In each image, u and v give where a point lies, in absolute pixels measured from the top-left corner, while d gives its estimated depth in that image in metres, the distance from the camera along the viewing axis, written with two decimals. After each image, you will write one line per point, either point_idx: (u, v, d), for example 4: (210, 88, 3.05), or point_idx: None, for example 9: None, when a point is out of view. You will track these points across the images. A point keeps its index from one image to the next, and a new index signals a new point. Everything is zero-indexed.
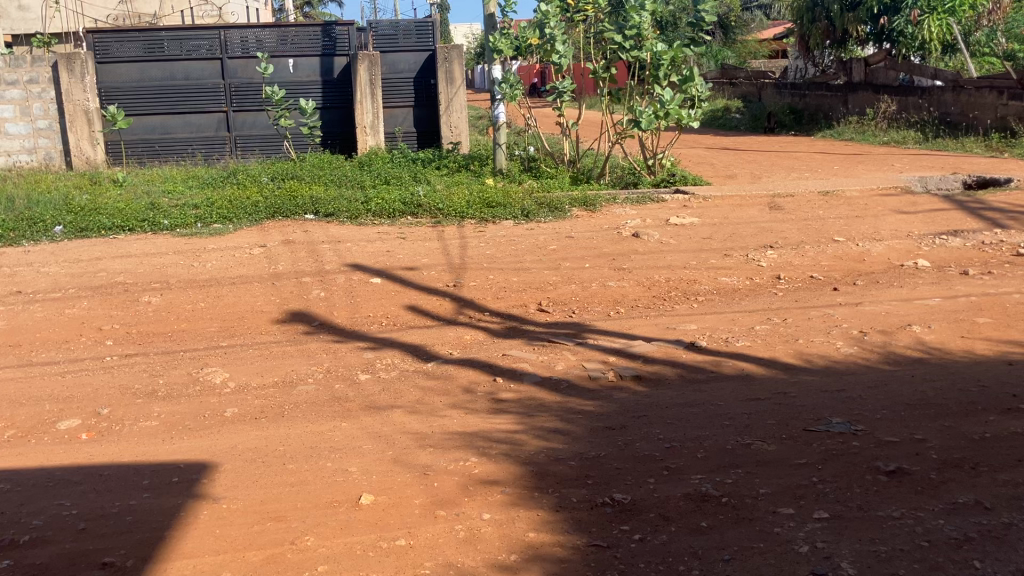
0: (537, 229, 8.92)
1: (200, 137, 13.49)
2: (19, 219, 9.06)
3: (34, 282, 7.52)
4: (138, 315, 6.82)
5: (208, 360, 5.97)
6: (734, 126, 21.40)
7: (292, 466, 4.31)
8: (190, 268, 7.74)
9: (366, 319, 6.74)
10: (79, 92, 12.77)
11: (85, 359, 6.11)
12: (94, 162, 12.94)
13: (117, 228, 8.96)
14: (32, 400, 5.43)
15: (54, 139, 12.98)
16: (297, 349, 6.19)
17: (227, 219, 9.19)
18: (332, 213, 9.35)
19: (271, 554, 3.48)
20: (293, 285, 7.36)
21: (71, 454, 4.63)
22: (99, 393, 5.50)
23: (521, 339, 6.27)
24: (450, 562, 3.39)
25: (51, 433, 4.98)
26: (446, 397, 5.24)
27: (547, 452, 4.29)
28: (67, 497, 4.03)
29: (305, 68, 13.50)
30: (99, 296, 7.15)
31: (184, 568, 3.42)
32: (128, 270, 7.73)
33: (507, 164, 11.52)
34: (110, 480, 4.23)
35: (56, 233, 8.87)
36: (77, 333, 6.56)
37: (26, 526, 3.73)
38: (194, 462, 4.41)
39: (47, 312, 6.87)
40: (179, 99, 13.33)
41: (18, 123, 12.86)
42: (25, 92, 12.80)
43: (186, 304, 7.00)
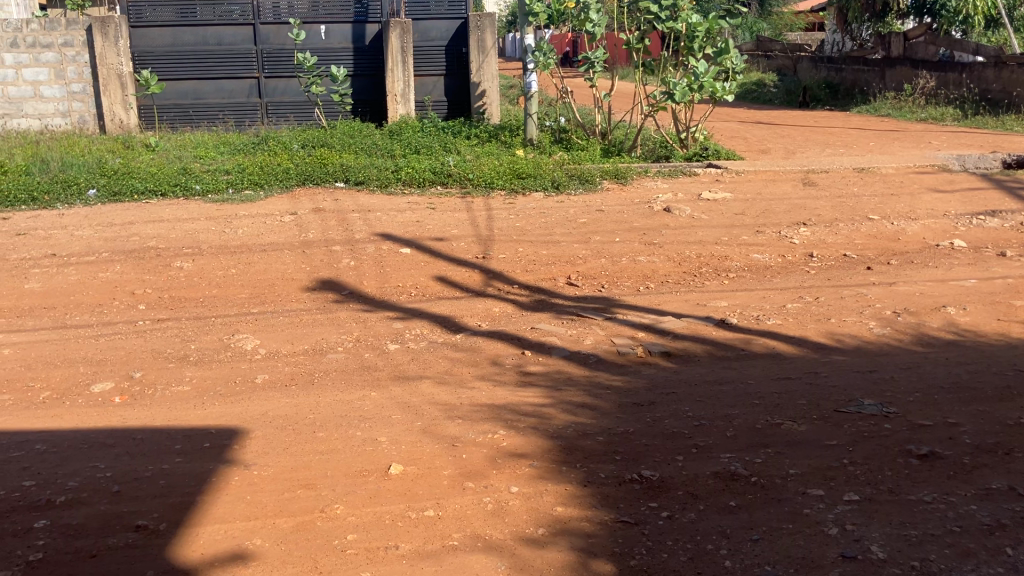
0: (567, 201, 8.88)
1: (232, 103, 13.51)
2: (54, 182, 9.13)
3: (69, 245, 7.60)
4: (170, 280, 6.88)
5: (238, 327, 6.01)
6: (768, 99, 20.97)
7: (322, 434, 4.34)
8: (221, 234, 7.79)
9: (395, 289, 6.76)
10: (113, 55, 12.81)
11: (119, 323, 6.18)
12: (127, 125, 13.01)
13: (149, 193, 9.03)
14: (67, 361, 5.51)
15: (88, 103, 13.06)
16: (327, 317, 6.21)
17: (258, 185, 9.22)
18: (362, 181, 9.34)
19: (302, 521, 3.53)
20: (323, 253, 7.38)
21: (106, 416, 4.70)
22: (133, 357, 5.56)
23: (549, 312, 6.26)
24: (479, 534, 3.41)
25: (86, 395, 5.07)
26: (474, 369, 5.24)
27: (575, 427, 4.28)
28: (102, 460, 4.09)
29: (337, 35, 13.44)
30: (132, 261, 7.20)
31: (215, 532, 3.47)
32: (161, 235, 7.79)
33: (538, 135, 11.42)
34: (143, 443, 4.28)
35: (90, 197, 8.95)
36: (111, 296, 6.63)
37: (61, 487, 3.80)
38: (226, 428, 4.46)
39: (82, 275, 6.94)
40: (212, 64, 13.35)
41: (53, 86, 12.94)
42: (60, 55, 12.87)
43: (218, 270, 7.05)
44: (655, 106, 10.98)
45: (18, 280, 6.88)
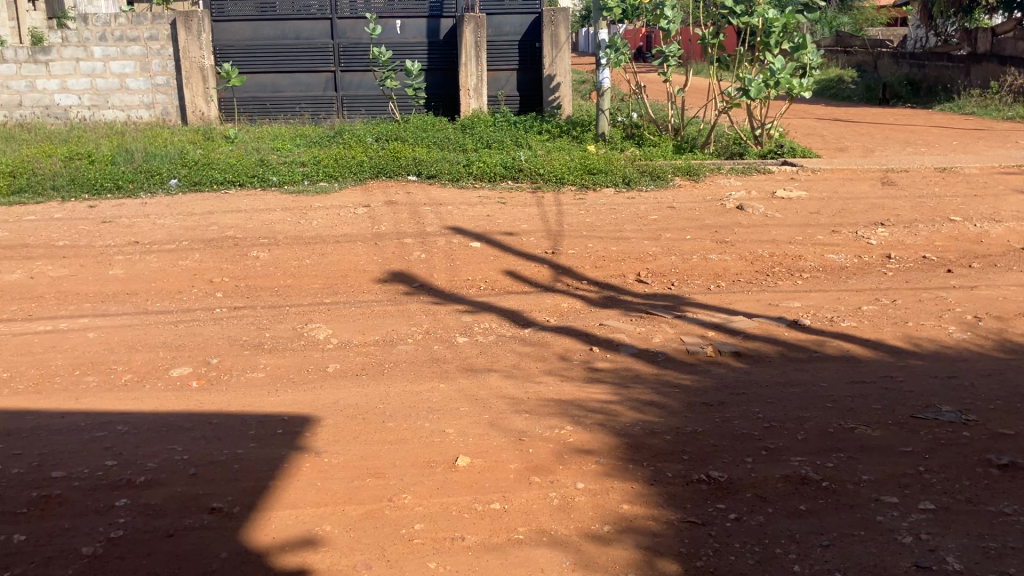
0: (639, 197, 8.82)
1: (309, 96, 13.74)
2: (137, 171, 9.41)
3: (151, 233, 7.83)
4: (247, 269, 7.04)
5: (311, 317, 6.12)
6: (847, 95, 20.50)
7: (391, 424, 4.40)
8: (296, 225, 7.94)
9: (464, 282, 6.81)
10: (195, 49, 13.16)
11: (197, 310, 6.35)
12: (208, 118, 13.37)
13: (228, 183, 9.25)
14: (148, 346, 5.70)
15: (171, 95, 13.43)
16: (397, 309, 6.29)
17: (332, 177, 9.37)
18: (434, 175, 9.43)
19: (370, 509, 3.60)
20: (394, 245, 7.48)
21: (183, 401, 4.85)
22: (210, 343, 5.72)
23: (618, 309, 6.23)
24: (544, 529, 3.43)
25: (165, 379, 5.23)
26: (542, 364, 5.25)
27: (643, 425, 4.26)
28: (180, 443, 4.22)
29: (411, 29, 13.56)
30: (211, 249, 7.39)
31: (286, 518, 3.56)
32: (239, 225, 7.97)
33: (610, 130, 11.36)
34: (218, 428, 4.40)
35: (171, 187, 9.22)
36: (190, 283, 6.82)
37: (141, 468, 3.95)
38: (298, 415, 4.55)
39: (163, 262, 7.16)
40: (289, 58, 13.58)
41: (138, 79, 13.33)
42: (145, 48, 13.25)
43: (293, 260, 7.19)
44: (729, 102, 10.81)
45: (102, 266, 7.13)
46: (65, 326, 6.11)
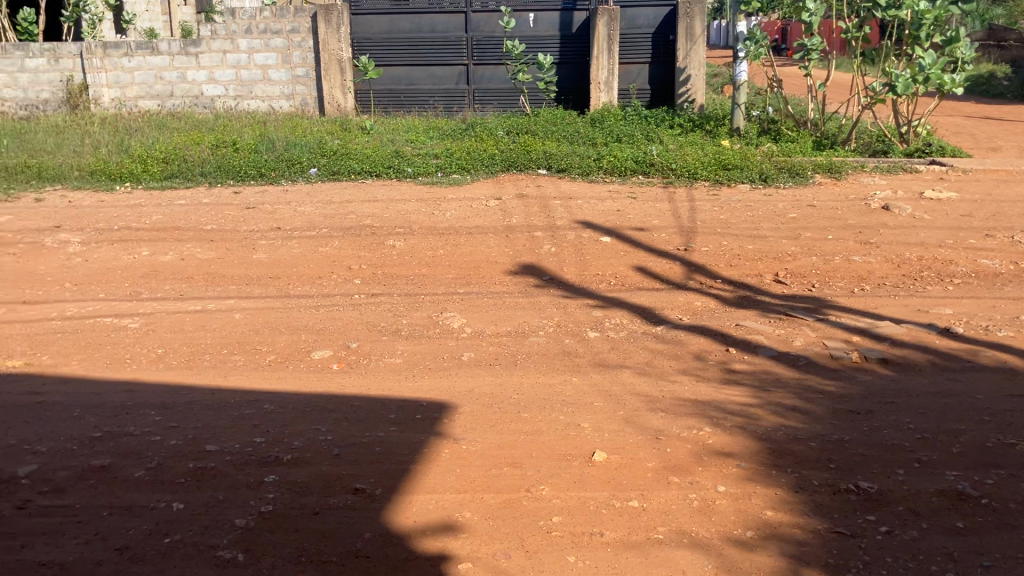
0: (776, 195, 8.57)
1: (442, 89, 13.97)
2: (279, 160, 9.77)
3: (292, 220, 8.11)
4: (383, 257, 7.20)
5: (445, 306, 6.21)
6: (1000, 92, 19.38)
7: (527, 415, 4.41)
8: (430, 216, 8.07)
9: (595, 277, 6.77)
10: (334, 42, 13.54)
11: (336, 296, 6.53)
12: (344, 109, 13.75)
13: (364, 173, 9.49)
14: (290, 328, 5.92)
15: (310, 87, 13.85)
16: (529, 302, 6.31)
17: (464, 169, 9.49)
18: (564, 168, 9.42)
19: (508, 498, 3.63)
20: (525, 238, 7.50)
21: (325, 382, 5.02)
22: (349, 328, 5.88)
23: (755, 309, 6.07)
24: (685, 530, 3.37)
25: (307, 360, 5.42)
26: (677, 362, 5.16)
27: (785, 430, 4.13)
28: (323, 424, 4.34)
29: (545, 22, 13.57)
30: (349, 237, 7.60)
31: (427, 502, 3.64)
32: (375, 214, 8.17)
33: (746, 124, 11.10)
34: (359, 410, 4.52)
35: (311, 175, 9.52)
36: (329, 270, 7.02)
37: (288, 446, 4.10)
38: (436, 402, 4.62)
39: (303, 248, 7.41)
40: (424, 51, 13.84)
41: (280, 71, 13.81)
42: (287, 41, 13.70)
43: (427, 250, 7.32)
44: (873, 98, 10.39)
45: (247, 251, 7.44)
46: (214, 306, 6.41)
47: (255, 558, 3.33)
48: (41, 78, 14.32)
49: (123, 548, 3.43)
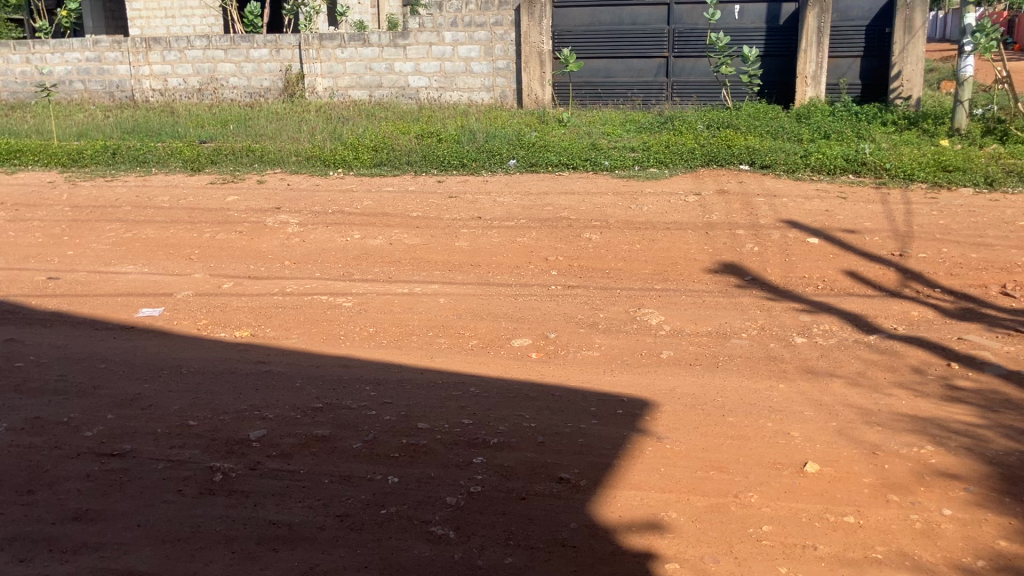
0: (1003, 200, 7.95)
1: (641, 82, 13.88)
2: (480, 150, 10.03)
3: (492, 210, 8.31)
4: (580, 250, 7.25)
5: (643, 301, 6.19)
6: None
7: (731, 419, 4.33)
8: (628, 210, 8.04)
9: (800, 280, 6.53)
10: (536, 34, 13.75)
11: (534, 286, 6.64)
12: (542, 101, 13.99)
13: (562, 165, 9.58)
14: (491, 315, 6.14)
15: (510, 79, 14.14)
16: (730, 302, 6.17)
17: (663, 164, 9.38)
18: (768, 165, 9.13)
19: (715, 503, 3.61)
20: (726, 236, 7.33)
21: (526, 369, 5.19)
22: (548, 318, 6.00)
23: (979, 323, 5.66)
24: (907, 552, 3.21)
25: (508, 347, 5.62)
26: (892, 374, 4.90)
27: (1020, 455, 3.83)
28: (527, 410, 4.53)
29: (751, 14, 13.19)
30: (547, 229, 7.70)
31: (632, 498, 3.71)
32: (573, 207, 8.23)
33: (969, 124, 10.36)
34: (561, 400, 4.63)
35: (510, 166, 9.73)
36: (527, 260, 7.15)
37: (493, 429, 4.34)
38: (637, 397, 4.63)
39: (503, 238, 7.60)
40: (625, 43, 13.78)
41: (482, 63, 14.17)
42: (491, 34, 14.03)
43: (625, 244, 7.31)
44: None
45: (449, 239, 7.71)
46: (418, 290, 6.75)
47: (465, 536, 3.56)
48: (264, 67, 15.36)
49: (343, 515, 3.76)
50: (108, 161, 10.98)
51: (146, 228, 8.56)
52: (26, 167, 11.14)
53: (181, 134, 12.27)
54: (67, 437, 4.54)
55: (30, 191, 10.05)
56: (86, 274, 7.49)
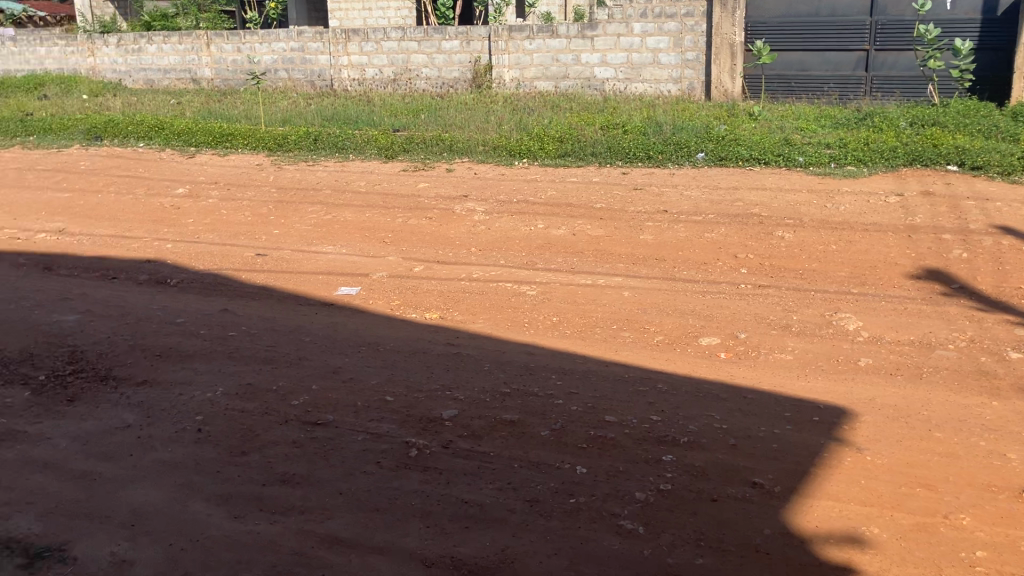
0: None
1: (838, 76, 13.26)
2: (668, 143, 9.96)
3: (679, 203, 8.24)
4: (771, 249, 7.05)
5: (840, 305, 5.94)
6: None
7: (938, 435, 4.14)
8: (823, 209, 7.74)
9: (1016, 291, 6.07)
10: (728, 25, 13.54)
11: (722, 284, 6.52)
12: (731, 94, 13.74)
13: (753, 160, 9.34)
14: (678, 312, 6.06)
15: (699, 70, 13.98)
16: (936, 310, 5.81)
17: (862, 162, 8.94)
18: (980, 166, 8.53)
19: (922, 522, 3.48)
20: (931, 240, 6.91)
21: (713, 370, 5.13)
22: (737, 317, 5.89)
23: None
24: None
25: (695, 346, 5.54)
26: None
27: None
28: (717, 411, 4.51)
29: (964, 5, 12.40)
30: (736, 225, 7.55)
31: (830, 509, 3.62)
32: (764, 203, 8.03)
33: None
34: (753, 403, 4.60)
35: (698, 159, 9.59)
36: (715, 257, 7.03)
37: (683, 428, 4.33)
38: (835, 406, 4.52)
39: (689, 233, 7.49)
40: (823, 35, 13.23)
41: (670, 54, 14.09)
42: (681, 25, 13.91)
43: (819, 244, 7.05)
44: None
45: (635, 231, 7.70)
46: (603, 282, 6.76)
47: (655, 533, 3.57)
48: (454, 59, 15.91)
49: (532, 501, 3.86)
50: (310, 147, 11.62)
51: (343, 211, 8.99)
52: (236, 151, 11.94)
53: (376, 123, 12.77)
54: (276, 404, 4.86)
55: (241, 173, 10.78)
56: (290, 252, 7.95)
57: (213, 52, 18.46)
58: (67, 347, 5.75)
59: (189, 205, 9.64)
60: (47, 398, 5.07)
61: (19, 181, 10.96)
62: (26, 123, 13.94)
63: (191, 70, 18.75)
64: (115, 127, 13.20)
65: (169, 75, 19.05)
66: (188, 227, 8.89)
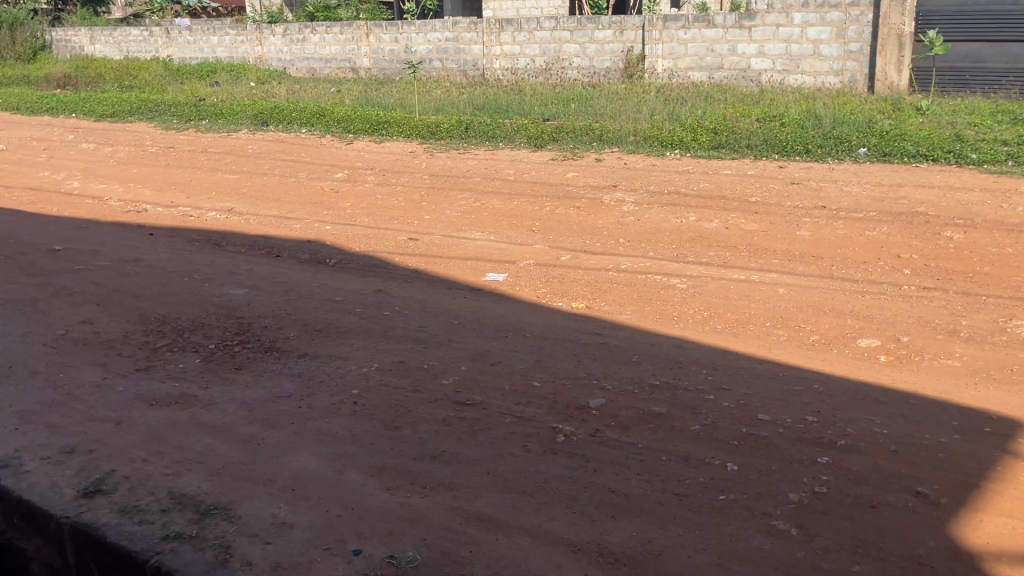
0: None
1: (1016, 68, 13.07)
2: (828, 138, 9.74)
3: (839, 199, 8.06)
4: (939, 250, 6.75)
5: (1015, 311, 5.60)
6: None
7: None
8: (997, 210, 7.36)
9: None
10: (896, 16, 13.57)
11: (884, 284, 6.26)
12: (896, 87, 13.74)
13: (920, 157, 8.97)
14: (836, 312, 5.85)
15: (862, 62, 14.12)
16: None
17: None
18: None
19: None
20: None
21: (873, 372, 4.95)
22: (899, 320, 5.62)
23: None
24: None
25: (853, 347, 5.34)
26: None
27: None
28: (877, 415, 4.39)
29: None
30: (900, 224, 7.29)
31: (1002, 525, 3.51)
32: (931, 202, 7.72)
33: None
34: (916, 409, 4.46)
35: (859, 155, 9.28)
36: (877, 256, 6.77)
37: (841, 431, 4.23)
38: (1008, 417, 4.34)
39: (849, 230, 7.29)
40: (1001, 27, 13.10)
41: (833, 45, 14.30)
42: (846, 15, 14.08)
43: (992, 246, 6.70)
44: None
45: (791, 227, 7.54)
46: (756, 278, 6.60)
47: (810, 536, 3.50)
48: (607, 48, 16.48)
49: (681, 495, 3.83)
50: (462, 134, 11.85)
51: (493, 199, 9.12)
52: (391, 137, 12.28)
53: (527, 112, 12.88)
54: (427, 382, 4.98)
55: (396, 159, 11.09)
56: (442, 237, 8.13)
57: (372, 42, 19.14)
58: (235, 318, 6.09)
59: (347, 189, 10.02)
60: (216, 365, 5.39)
61: (192, 162, 11.64)
62: (200, 108, 14.81)
63: (351, 60, 19.50)
64: (279, 114, 13.85)
65: (330, 65, 19.84)
66: (346, 210, 9.23)
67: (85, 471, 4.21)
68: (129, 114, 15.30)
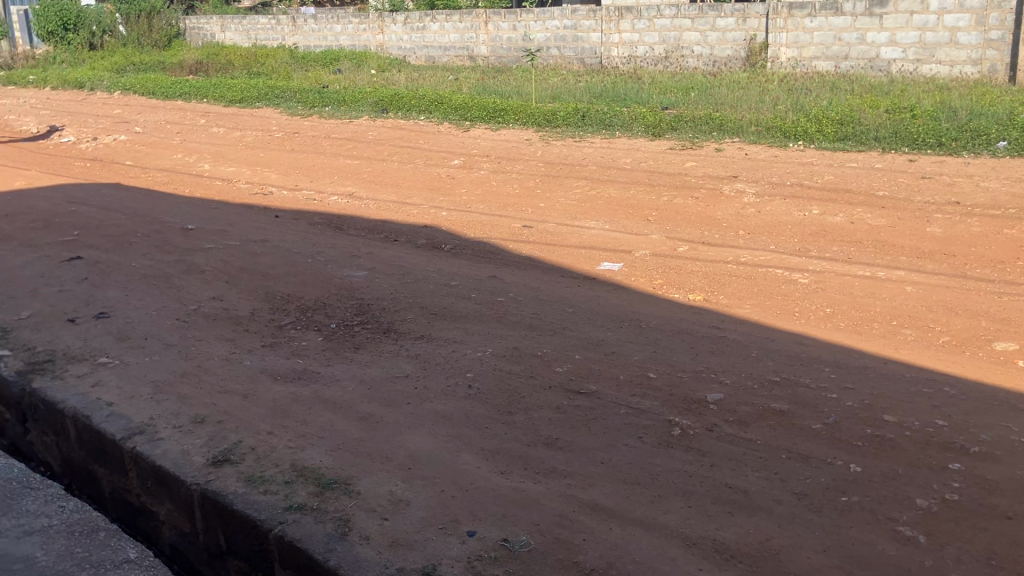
0: None
1: None
2: (964, 131, 9.32)
3: (974, 196, 7.70)
4: None
5: None
6: None
7: None
8: None
9: None
10: None
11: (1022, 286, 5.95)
12: None
13: None
14: (969, 313, 5.59)
15: (1003, 51, 13.62)
16: None
17: None
18: None
19: None
20: None
21: (1010, 377, 4.71)
22: None
23: None
24: None
25: (988, 350, 5.09)
26: None
27: None
28: (1014, 423, 4.18)
29: None
30: None
31: None
32: None
33: None
34: None
35: (999, 148, 8.87)
36: (1015, 256, 6.44)
37: (974, 437, 4.04)
38: None
39: (985, 228, 6.97)
40: None
41: (971, 33, 13.84)
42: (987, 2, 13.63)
43: None
44: None
45: (921, 223, 7.25)
46: (883, 275, 6.36)
47: (938, 544, 3.37)
48: (729, 36, 16.17)
49: (801, 494, 3.73)
50: (578, 123, 11.80)
51: (609, 187, 9.07)
52: (507, 125, 12.34)
53: (645, 100, 12.75)
54: (541, 369, 5.00)
55: (512, 147, 11.15)
56: (556, 225, 8.13)
57: (490, 30, 19.28)
58: (355, 299, 6.25)
59: (463, 175, 10.13)
60: (337, 344, 5.54)
61: (315, 147, 11.98)
62: (324, 95, 15.22)
63: (470, 47, 19.71)
64: (399, 101, 14.10)
65: (449, 52, 20.09)
66: (462, 196, 9.33)
67: (214, 440, 4.39)
68: (257, 100, 15.87)
